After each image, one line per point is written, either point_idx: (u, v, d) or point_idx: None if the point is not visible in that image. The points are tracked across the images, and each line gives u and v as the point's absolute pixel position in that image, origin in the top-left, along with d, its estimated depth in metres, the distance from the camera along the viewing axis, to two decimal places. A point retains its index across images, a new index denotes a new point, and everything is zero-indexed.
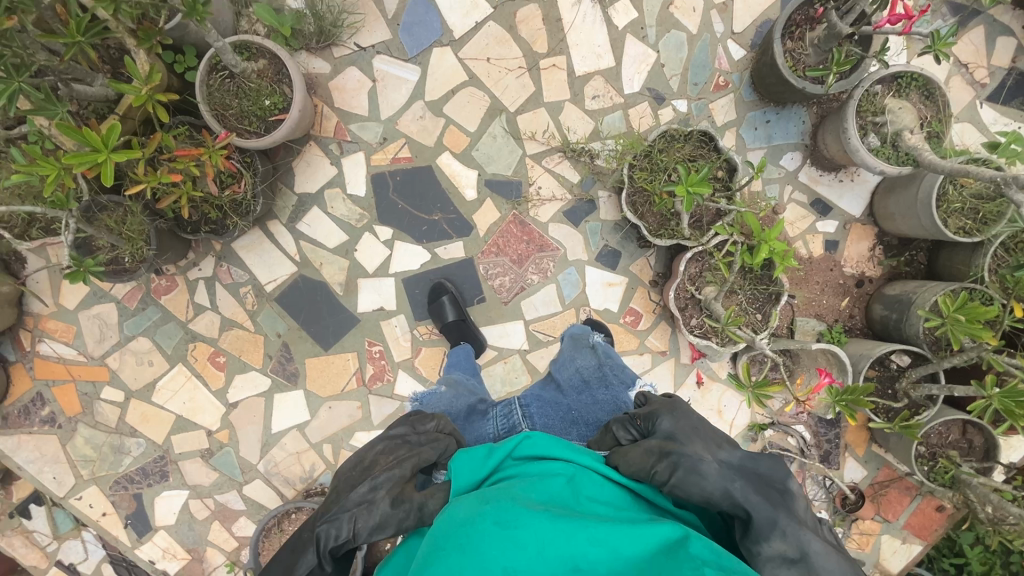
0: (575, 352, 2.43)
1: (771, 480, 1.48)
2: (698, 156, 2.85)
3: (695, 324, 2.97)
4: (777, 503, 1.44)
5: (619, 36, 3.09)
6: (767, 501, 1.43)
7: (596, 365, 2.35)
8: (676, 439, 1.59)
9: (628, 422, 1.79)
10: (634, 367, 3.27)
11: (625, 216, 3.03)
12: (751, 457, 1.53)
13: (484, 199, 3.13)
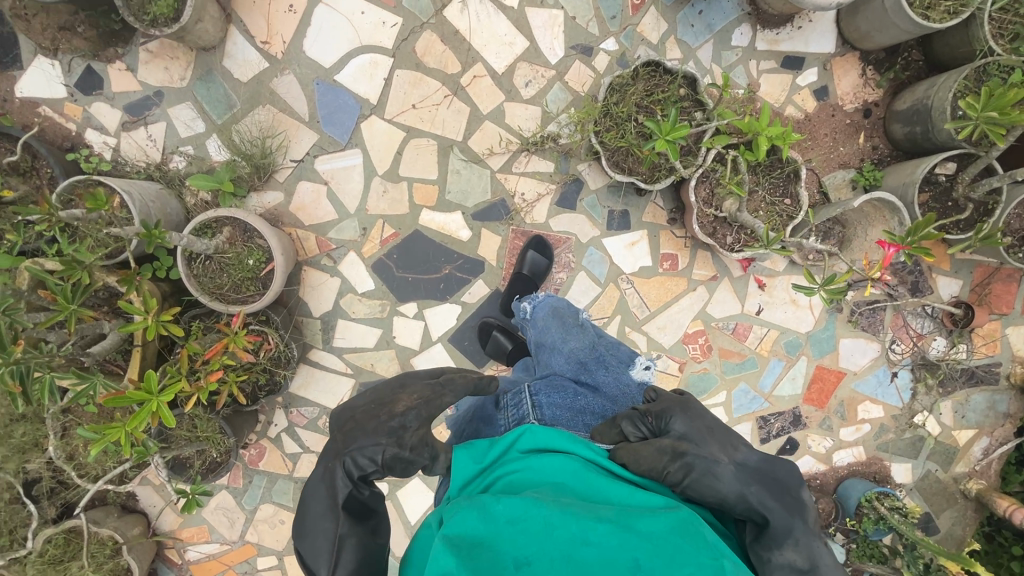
0: (566, 331, 2.33)
1: (786, 484, 1.54)
2: (655, 90, 2.75)
3: (732, 241, 2.86)
4: (793, 509, 1.50)
5: (520, 14, 2.92)
6: (784, 506, 1.49)
7: (590, 346, 2.27)
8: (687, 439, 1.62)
9: (638, 417, 1.77)
10: (695, 304, 3.25)
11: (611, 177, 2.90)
12: (769, 461, 1.58)
13: (480, 232, 3.12)
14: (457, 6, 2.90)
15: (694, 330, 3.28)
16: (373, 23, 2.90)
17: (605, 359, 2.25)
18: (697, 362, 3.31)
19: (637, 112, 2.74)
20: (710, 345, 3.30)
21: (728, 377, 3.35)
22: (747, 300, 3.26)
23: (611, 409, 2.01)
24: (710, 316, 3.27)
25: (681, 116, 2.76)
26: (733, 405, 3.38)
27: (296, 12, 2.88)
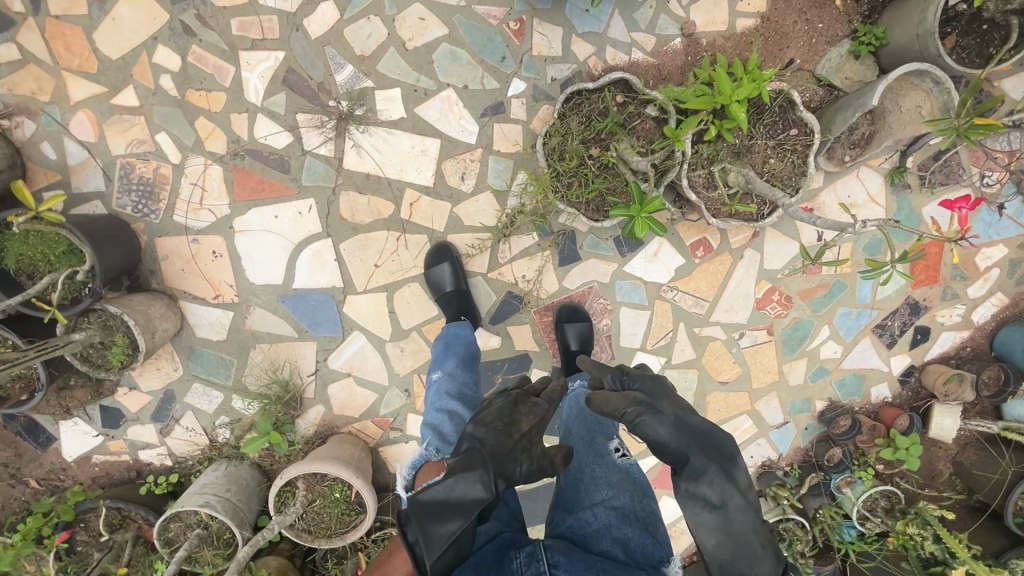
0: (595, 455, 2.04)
1: (723, 449, 1.64)
2: (591, 117, 2.36)
3: (759, 208, 2.48)
4: (719, 462, 1.61)
5: (415, 117, 2.55)
6: (703, 453, 1.62)
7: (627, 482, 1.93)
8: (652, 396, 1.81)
9: (618, 375, 2.03)
10: (752, 268, 2.92)
11: (595, 217, 2.48)
12: (710, 428, 1.69)
13: (508, 332, 2.92)
14: (353, 150, 2.59)
15: (765, 290, 2.96)
16: (292, 218, 2.68)
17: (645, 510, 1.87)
18: (784, 316, 3.02)
19: (587, 150, 2.36)
20: (788, 295, 2.98)
21: (823, 312, 3.04)
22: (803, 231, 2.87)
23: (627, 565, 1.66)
24: (773, 270, 2.93)
25: (634, 123, 2.34)
26: (841, 332, 3.09)
27: (222, 254, 2.72)
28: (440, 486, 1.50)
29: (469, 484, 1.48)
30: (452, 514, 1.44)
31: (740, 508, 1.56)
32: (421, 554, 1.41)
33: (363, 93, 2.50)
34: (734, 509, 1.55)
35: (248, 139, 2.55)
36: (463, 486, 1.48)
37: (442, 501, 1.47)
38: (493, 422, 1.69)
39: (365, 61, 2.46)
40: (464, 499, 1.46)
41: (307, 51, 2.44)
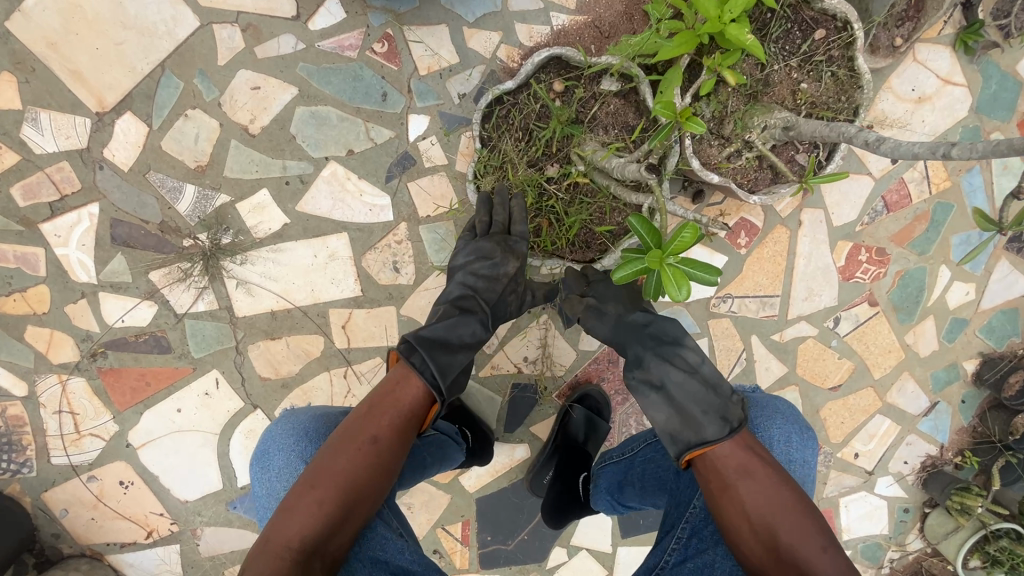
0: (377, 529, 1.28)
1: (664, 334, 1.41)
2: (530, 126, 1.58)
3: (808, 152, 1.69)
4: (655, 345, 1.39)
5: (302, 218, 1.83)
6: (637, 342, 1.40)
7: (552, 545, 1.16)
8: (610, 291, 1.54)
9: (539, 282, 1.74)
10: (818, 231, 2.09)
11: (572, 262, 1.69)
12: (650, 318, 1.46)
13: (533, 433, 2.17)
14: (240, 290, 1.86)
15: (847, 253, 2.13)
16: (199, 404, 1.95)
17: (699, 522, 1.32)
18: (884, 275, 2.18)
19: (545, 174, 1.62)
20: (880, 246, 2.14)
21: (934, 250, 2.18)
22: (868, 158, 2.04)
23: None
24: (848, 224, 2.10)
25: (593, 112, 1.59)
26: (966, 266, 2.22)
27: (134, 481, 2.00)
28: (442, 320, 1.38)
29: (463, 326, 1.37)
30: (461, 365, 1.32)
31: (679, 375, 1.31)
32: (434, 380, 1.26)
33: (221, 214, 1.79)
34: (677, 387, 1.30)
35: (102, 330, 1.85)
36: (456, 325, 1.36)
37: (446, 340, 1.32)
38: (480, 270, 1.49)
39: (206, 172, 1.75)
40: (458, 328, 1.35)
41: (126, 190, 1.74)
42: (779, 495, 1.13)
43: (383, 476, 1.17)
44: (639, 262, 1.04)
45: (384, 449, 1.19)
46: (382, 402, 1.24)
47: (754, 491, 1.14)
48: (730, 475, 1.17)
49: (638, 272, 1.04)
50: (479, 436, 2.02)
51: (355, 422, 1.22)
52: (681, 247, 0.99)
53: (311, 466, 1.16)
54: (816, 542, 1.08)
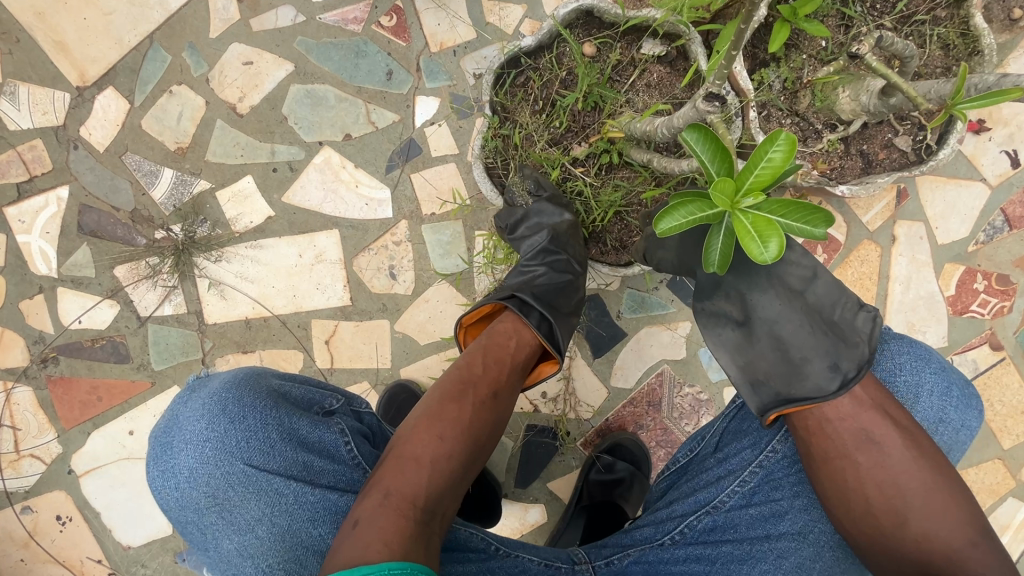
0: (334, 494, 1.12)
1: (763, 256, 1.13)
2: (552, 97, 1.30)
3: (910, 135, 1.32)
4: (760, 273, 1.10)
5: (287, 210, 1.58)
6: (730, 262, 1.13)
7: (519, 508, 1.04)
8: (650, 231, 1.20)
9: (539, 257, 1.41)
10: (917, 251, 1.66)
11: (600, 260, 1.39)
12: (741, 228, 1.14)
13: (552, 491, 1.72)
14: (213, 292, 1.60)
15: (958, 280, 1.68)
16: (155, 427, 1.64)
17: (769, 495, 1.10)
18: (1009, 311, 1.70)
19: (569, 154, 1.32)
20: (1001, 273, 1.68)
21: None
22: (982, 161, 1.63)
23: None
24: (957, 242, 1.66)
25: (629, 82, 1.29)
26: None
27: (72, 518, 1.67)
28: (547, 272, 1.26)
29: (562, 277, 1.27)
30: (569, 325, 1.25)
31: (773, 309, 1.08)
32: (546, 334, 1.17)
33: (199, 202, 1.57)
34: (765, 326, 1.08)
35: (56, 332, 1.61)
36: (558, 278, 1.26)
37: (564, 296, 1.25)
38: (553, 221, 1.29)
39: (187, 155, 1.56)
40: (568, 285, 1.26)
41: (100, 173, 1.56)
42: (910, 474, 0.91)
43: (496, 435, 1.05)
44: (698, 210, 0.68)
45: (498, 404, 1.05)
46: (497, 350, 1.11)
47: (880, 464, 0.92)
48: (847, 442, 0.95)
49: (696, 224, 0.68)
50: (484, 482, 1.64)
51: (466, 367, 1.07)
52: (766, 182, 0.63)
53: (423, 408, 1.01)
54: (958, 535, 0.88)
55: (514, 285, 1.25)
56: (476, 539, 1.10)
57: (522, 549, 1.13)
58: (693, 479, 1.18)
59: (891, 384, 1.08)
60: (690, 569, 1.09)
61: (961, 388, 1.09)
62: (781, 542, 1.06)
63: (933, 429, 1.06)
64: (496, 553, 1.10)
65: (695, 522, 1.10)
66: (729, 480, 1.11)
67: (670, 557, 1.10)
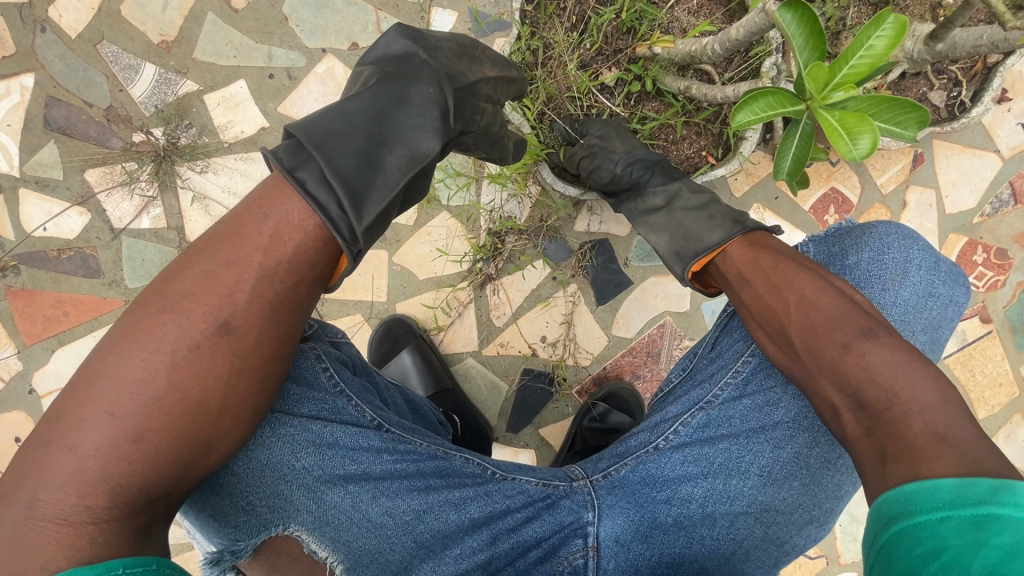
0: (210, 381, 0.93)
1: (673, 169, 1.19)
2: (586, 14, 1.21)
3: (945, 91, 1.29)
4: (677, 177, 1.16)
5: (282, 122, 1.44)
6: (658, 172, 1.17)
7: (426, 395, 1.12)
8: (607, 135, 1.20)
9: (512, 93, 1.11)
10: (923, 218, 1.66)
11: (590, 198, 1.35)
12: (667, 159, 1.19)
13: (543, 437, 1.69)
14: (195, 206, 1.46)
15: (959, 251, 1.69)
16: None
17: (760, 389, 1.06)
18: (1002, 285, 1.72)
19: (597, 79, 1.24)
20: (1000, 248, 1.69)
21: None
22: (998, 132, 1.62)
23: (758, 477, 1.04)
24: (963, 213, 1.67)
25: (669, 5, 1.20)
26: None
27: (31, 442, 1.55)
28: (380, 111, 0.88)
29: (415, 121, 0.89)
30: (393, 142, 0.88)
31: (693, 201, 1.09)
32: (334, 188, 0.81)
33: (184, 105, 1.43)
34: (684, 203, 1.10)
35: (17, 237, 1.47)
36: (409, 117, 0.89)
37: (489, 142, 1.06)
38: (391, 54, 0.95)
39: (172, 51, 1.42)
40: (426, 156, 0.88)
41: (71, 63, 1.41)
42: (801, 284, 0.86)
43: (267, 360, 0.79)
44: (777, 103, 0.63)
45: (260, 317, 0.78)
46: (272, 253, 0.79)
47: (763, 297, 0.90)
48: (734, 286, 0.95)
49: (773, 119, 0.64)
50: (472, 425, 1.57)
51: (214, 270, 0.77)
52: (864, 73, 0.58)
53: (151, 294, 0.77)
54: (829, 342, 0.79)
55: (323, 127, 0.85)
56: (471, 464, 1.07)
57: (518, 471, 1.10)
58: (685, 383, 1.14)
59: (881, 264, 1.02)
60: (686, 471, 1.06)
61: (947, 266, 1.05)
62: (778, 432, 1.04)
63: (925, 303, 1.01)
64: (492, 476, 1.07)
65: (689, 418, 1.08)
66: (723, 373, 1.08)
67: (666, 461, 1.08)
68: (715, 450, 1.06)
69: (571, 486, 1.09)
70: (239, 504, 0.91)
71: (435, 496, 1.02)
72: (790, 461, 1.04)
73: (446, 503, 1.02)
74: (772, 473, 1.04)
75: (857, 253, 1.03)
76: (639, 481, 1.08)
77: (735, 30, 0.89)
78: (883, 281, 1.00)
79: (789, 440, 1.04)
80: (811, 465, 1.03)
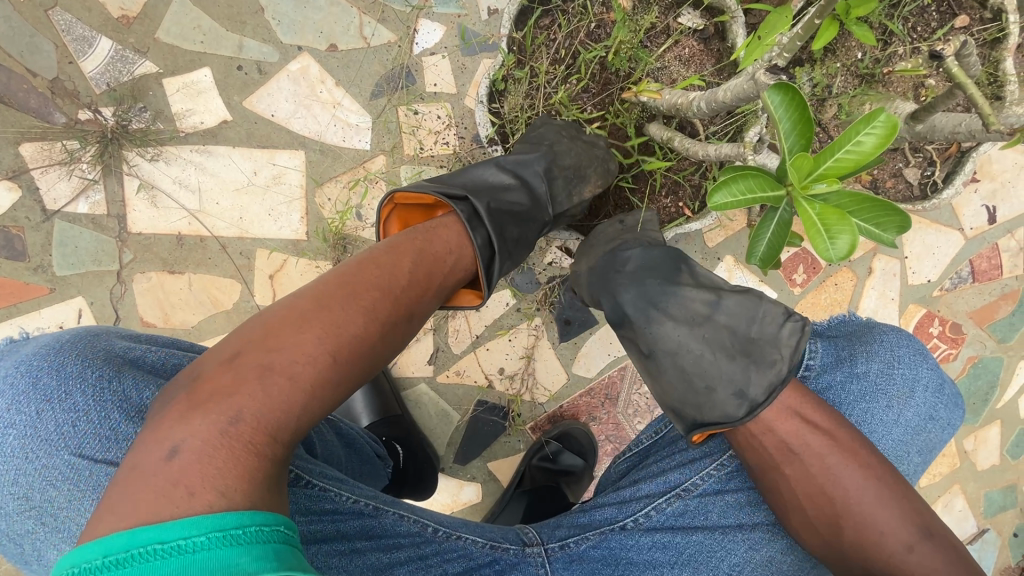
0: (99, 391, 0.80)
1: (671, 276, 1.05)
2: (575, 49, 1.17)
3: (920, 169, 1.30)
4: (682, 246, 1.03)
5: (247, 117, 1.35)
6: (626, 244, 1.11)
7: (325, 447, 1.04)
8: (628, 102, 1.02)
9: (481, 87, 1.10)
10: (885, 285, 1.68)
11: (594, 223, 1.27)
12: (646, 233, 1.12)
13: (490, 472, 1.62)
14: (142, 196, 1.35)
15: (917, 321, 1.71)
16: None
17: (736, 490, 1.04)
18: (954, 358, 1.76)
19: (580, 115, 1.19)
20: (955, 322, 1.73)
21: (1015, 341, 1.76)
22: (964, 211, 1.65)
23: (723, 574, 1.01)
24: (923, 286, 1.69)
25: (660, 51, 1.17)
26: None
27: None
28: (527, 210, 1.08)
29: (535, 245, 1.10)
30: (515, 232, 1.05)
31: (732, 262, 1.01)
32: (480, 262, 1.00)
33: (140, 86, 1.32)
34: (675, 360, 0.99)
35: None
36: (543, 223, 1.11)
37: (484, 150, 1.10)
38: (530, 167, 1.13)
39: (132, 27, 1.31)
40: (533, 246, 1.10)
41: (16, 26, 1.29)
42: (857, 483, 0.88)
43: (339, 394, 0.73)
44: (758, 186, 0.60)
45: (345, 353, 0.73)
46: (379, 289, 0.80)
47: (799, 483, 0.90)
48: (773, 457, 0.92)
49: (752, 204, 0.60)
50: (417, 456, 1.50)
51: (307, 311, 0.73)
52: (846, 171, 0.54)
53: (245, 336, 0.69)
54: (891, 544, 0.86)
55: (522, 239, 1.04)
56: (405, 523, 0.99)
57: (464, 530, 1.04)
58: (662, 460, 1.11)
59: (891, 378, 1.04)
60: (653, 557, 1.02)
61: (950, 390, 1.10)
62: (755, 533, 1.02)
63: (924, 425, 1.04)
64: (435, 535, 1.00)
65: (664, 504, 1.04)
66: (705, 464, 1.05)
67: (633, 544, 1.03)
68: (684, 543, 1.02)
69: (523, 553, 1.03)
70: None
71: (358, 561, 0.91)
72: (761, 565, 1.01)
73: (371, 568, 0.91)
74: (740, 574, 1.01)
75: (868, 361, 1.04)
76: (600, 560, 1.03)
77: (722, 92, 0.85)
78: (888, 397, 1.03)
79: (760, 543, 1.02)
80: (782, 570, 1.02)
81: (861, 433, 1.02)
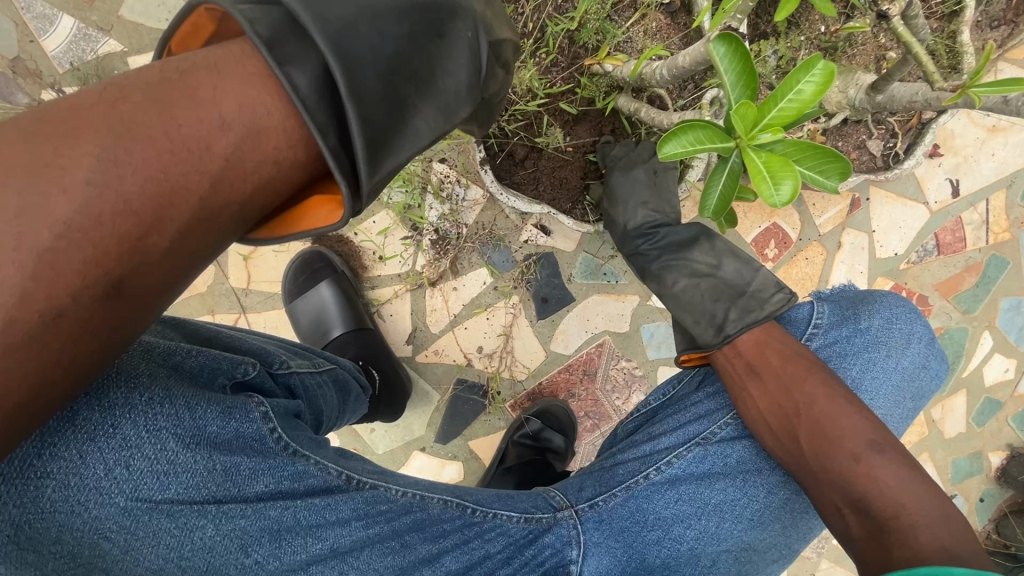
0: None
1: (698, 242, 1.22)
2: (543, 22, 1.18)
3: (882, 140, 1.33)
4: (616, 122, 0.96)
5: None
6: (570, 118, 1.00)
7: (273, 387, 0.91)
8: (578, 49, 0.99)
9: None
10: (854, 258, 1.72)
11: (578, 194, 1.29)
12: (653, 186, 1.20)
13: (472, 450, 1.64)
14: None
15: None
16: None
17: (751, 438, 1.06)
18: None
19: (550, 89, 1.20)
20: (922, 294, 1.78)
21: (979, 312, 1.82)
22: (928, 185, 1.69)
23: (744, 519, 1.03)
24: (891, 259, 1.74)
25: (627, 24, 1.19)
26: (1010, 340, 1.85)
27: None
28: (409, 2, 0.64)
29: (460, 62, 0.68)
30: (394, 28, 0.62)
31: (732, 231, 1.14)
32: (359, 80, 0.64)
33: (104, 65, 1.30)
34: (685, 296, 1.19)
35: None
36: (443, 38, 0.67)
37: None
38: None
39: (95, 5, 1.29)
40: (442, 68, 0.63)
41: None
42: (810, 388, 0.95)
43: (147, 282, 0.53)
44: (707, 138, 0.62)
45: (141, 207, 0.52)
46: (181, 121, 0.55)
47: (756, 398, 0.99)
48: (739, 373, 1.03)
49: (701, 155, 0.62)
50: (387, 379, 1.45)
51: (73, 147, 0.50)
52: (790, 118, 0.57)
53: None
54: (841, 449, 0.88)
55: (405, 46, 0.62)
56: (449, 508, 0.90)
57: (498, 506, 0.96)
58: (679, 411, 1.12)
59: (890, 330, 1.06)
60: (679, 511, 1.02)
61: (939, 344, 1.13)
62: (772, 476, 1.04)
63: (918, 374, 1.07)
64: (477, 516, 0.92)
65: (685, 451, 1.05)
66: (721, 413, 1.07)
67: (661, 498, 1.03)
68: (711, 491, 1.03)
69: (555, 518, 0.99)
70: (51, 550, 0.61)
71: (409, 556, 0.85)
72: (778, 506, 1.04)
73: (418, 562, 0.85)
74: (759, 518, 1.03)
75: (870, 317, 1.06)
76: (628, 518, 1.02)
77: (682, 57, 0.87)
78: (889, 347, 1.05)
79: (776, 485, 1.04)
80: (796, 509, 1.04)
81: (866, 382, 1.05)
